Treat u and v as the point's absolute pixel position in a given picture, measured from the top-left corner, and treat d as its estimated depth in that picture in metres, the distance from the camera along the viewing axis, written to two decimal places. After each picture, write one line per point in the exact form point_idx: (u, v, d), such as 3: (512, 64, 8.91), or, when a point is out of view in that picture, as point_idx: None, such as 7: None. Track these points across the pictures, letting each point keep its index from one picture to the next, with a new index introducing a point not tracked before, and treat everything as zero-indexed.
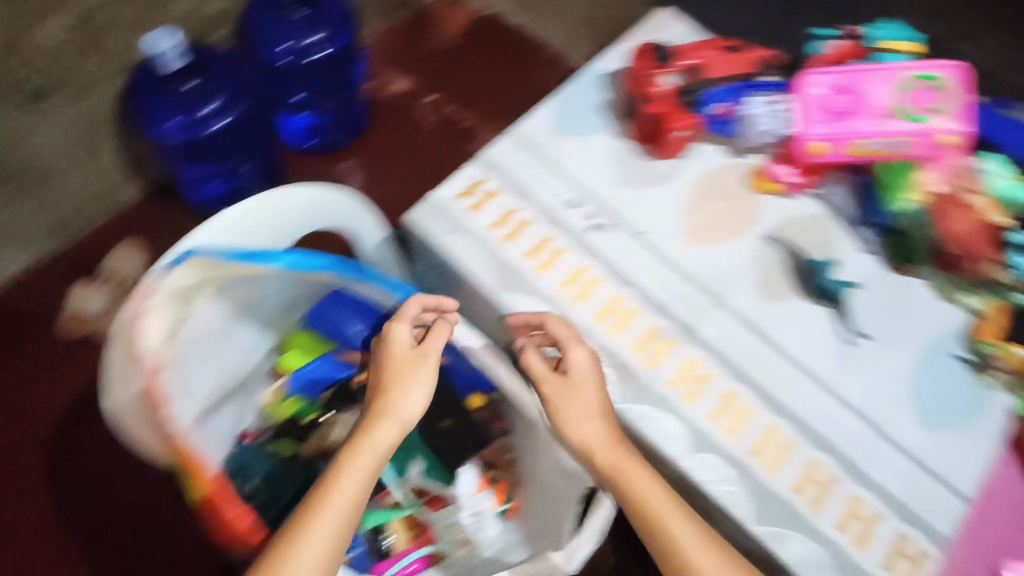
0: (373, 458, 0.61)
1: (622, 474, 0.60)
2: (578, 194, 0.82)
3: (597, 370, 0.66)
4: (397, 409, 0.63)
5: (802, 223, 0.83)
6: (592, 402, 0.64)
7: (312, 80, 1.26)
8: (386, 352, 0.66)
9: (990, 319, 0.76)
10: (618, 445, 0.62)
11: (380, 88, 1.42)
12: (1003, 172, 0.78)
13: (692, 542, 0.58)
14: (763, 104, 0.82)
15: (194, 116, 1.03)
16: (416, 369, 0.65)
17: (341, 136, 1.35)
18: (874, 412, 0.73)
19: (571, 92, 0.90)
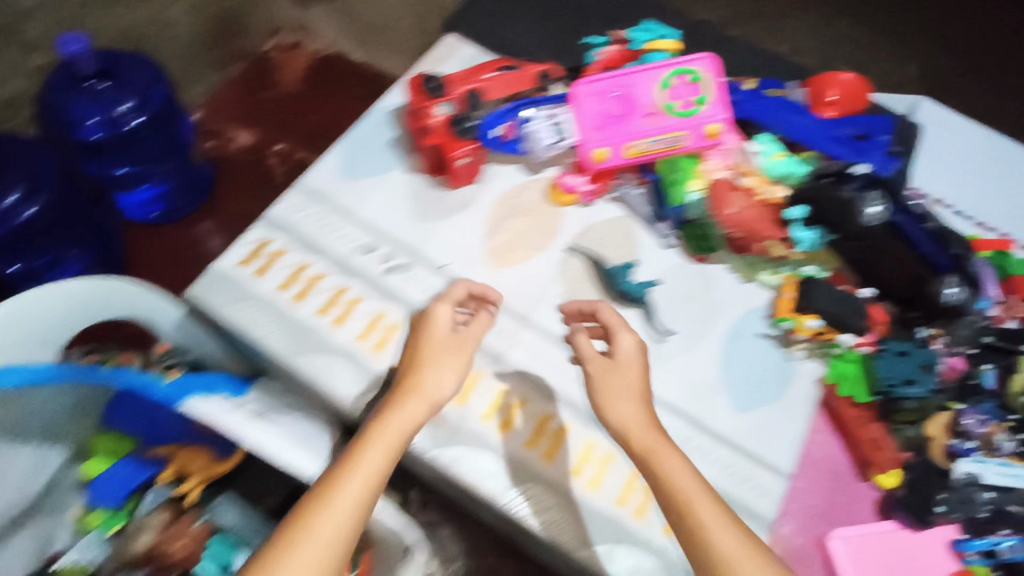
0: (399, 442, 0.56)
1: (654, 448, 0.57)
2: (372, 237, 0.78)
3: (642, 355, 0.64)
4: (431, 393, 0.60)
5: (604, 229, 0.84)
6: (636, 372, 0.62)
7: (125, 150, 1.13)
8: (422, 329, 0.66)
9: (785, 295, 0.78)
10: (650, 428, 0.58)
11: (224, 145, 1.31)
12: (772, 150, 0.81)
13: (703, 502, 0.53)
14: (544, 121, 0.81)
15: None
16: (451, 356, 0.64)
17: (185, 202, 1.23)
18: (691, 406, 0.74)
19: (359, 133, 0.86)
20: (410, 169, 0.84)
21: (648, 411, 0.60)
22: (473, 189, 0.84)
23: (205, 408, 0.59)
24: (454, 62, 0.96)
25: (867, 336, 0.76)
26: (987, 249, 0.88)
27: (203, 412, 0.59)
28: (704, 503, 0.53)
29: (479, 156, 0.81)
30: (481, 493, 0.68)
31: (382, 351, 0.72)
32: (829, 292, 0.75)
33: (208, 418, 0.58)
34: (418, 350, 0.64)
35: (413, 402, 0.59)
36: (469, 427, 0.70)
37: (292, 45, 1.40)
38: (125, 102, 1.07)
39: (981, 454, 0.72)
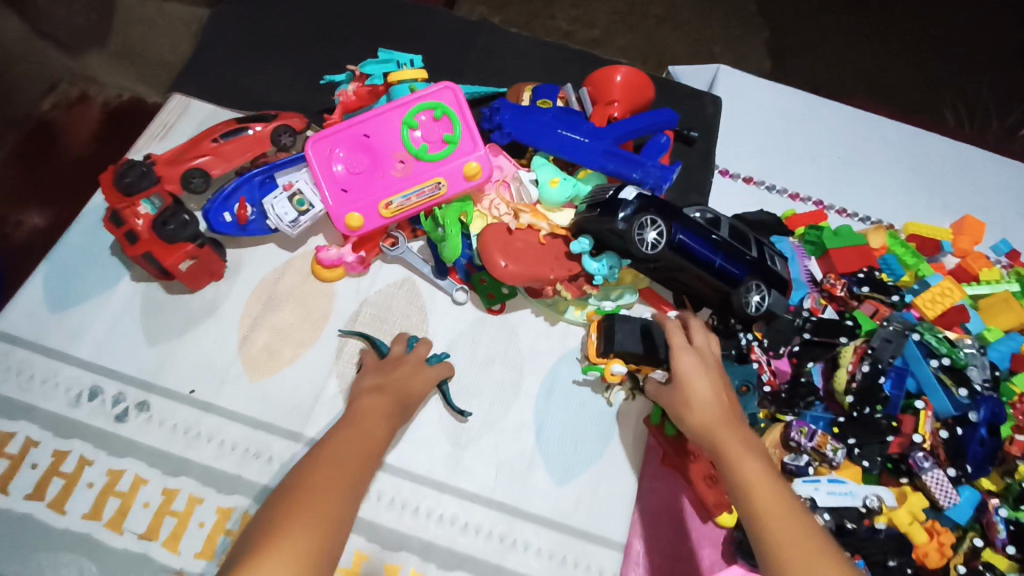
0: (374, 430, 0.54)
1: (725, 449, 0.52)
2: (94, 382, 0.65)
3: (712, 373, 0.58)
4: (405, 387, 0.61)
5: (387, 296, 0.73)
6: (705, 385, 0.56)
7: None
8: (396, 364, 0.64)
9: (590, 338, 0.69)
10: (718, 429, 0.54)
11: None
12: (552, 173, 0.71)
13: (769, 484, 0.48)
14: (282, 193, 0.69)
15: None
16: (419, 375, 0.64)
17: None
18: (506, 491, 0.65)
19: (65, 250, 0.71)
20: (139, 278, 0.71)
21: (728, 417, 0.55)
22: (224, 285, 0.72)
23: None
24: (189, 124, 0.82)
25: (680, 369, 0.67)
26: (801, 227, 0.82)
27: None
28: (776, 489, 0.48)
29: (209, 253, 0.68)
30: None
31: (123, 524, 0.60)
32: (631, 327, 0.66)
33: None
34: (403, 371, 0.63)
35: (386, 395, 0.59)
36: None
37: (79, 97, 0.82)
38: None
39: (814, 468, 0.66)
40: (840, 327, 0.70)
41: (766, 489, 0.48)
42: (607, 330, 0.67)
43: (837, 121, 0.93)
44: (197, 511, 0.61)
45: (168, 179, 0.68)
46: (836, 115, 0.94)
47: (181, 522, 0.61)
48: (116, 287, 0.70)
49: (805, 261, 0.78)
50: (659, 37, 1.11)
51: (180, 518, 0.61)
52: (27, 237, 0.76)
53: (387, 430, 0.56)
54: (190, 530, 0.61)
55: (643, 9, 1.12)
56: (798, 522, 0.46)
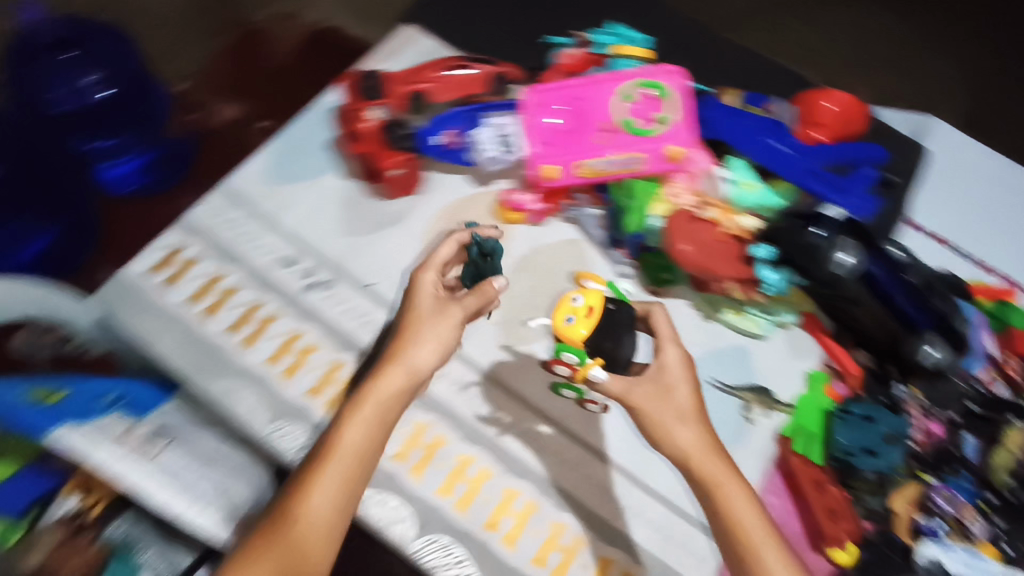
0: (380, 419, 0.54)
1: (718, 480, 0.53)
2: (293, 249, 0.73)
3: (683, 372, 0.57)
4: (410, 368, 0.55)
5: (554, 251, 0.76)
6: (682, 392, 0.56)
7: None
8: (413, 314, 0.58)
9: (590, 309, 0.57)
10: (710, 455, 0.54)
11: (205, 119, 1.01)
12: (745, 177, 0.73)
13: (756, 526, 0.51)
14: (493, 131, 0.74)
15: None
16: (441, 327, 0.57)
17: (170, 174, 0.96)
18: (629, 456, 0.67)
19: (294, 133, 0.79)
20: (347, 176, 0.77)
21: (720, 450, 0.54)
22: (412, 202, 0.76)
23: (77, 437, 0.52)
24: (413, 53, 0.87)
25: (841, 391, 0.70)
26: (986, 296, 0.77)
27: (75, 446, 0.51)
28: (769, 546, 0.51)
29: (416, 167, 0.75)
30: (386, 538, 0.62)
31: (293, 377, 0.66)
32: (630, 346, 0.58)
33: (80, 454, 0.51)
34: (406, 335, 0.57)
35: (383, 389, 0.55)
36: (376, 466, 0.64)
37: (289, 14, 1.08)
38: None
39: (949, 535, 0.63)
40: (1007, 406, 0.67)
41: (756, 537, 0.51)
42: (606, 331, 0.57)
43: None
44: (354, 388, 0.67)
45: (390, 95, 0.74)
46: None
47: (340, 391, 0.66)
48: (326, 175, 0.76)
49: (985, 332, 0.73)
50: (857, 74, 1.07)
51: (341, 387, 0.66)
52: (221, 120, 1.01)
53: (373, 433, 0.54)
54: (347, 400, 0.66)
55: (848, 46, 1.10)
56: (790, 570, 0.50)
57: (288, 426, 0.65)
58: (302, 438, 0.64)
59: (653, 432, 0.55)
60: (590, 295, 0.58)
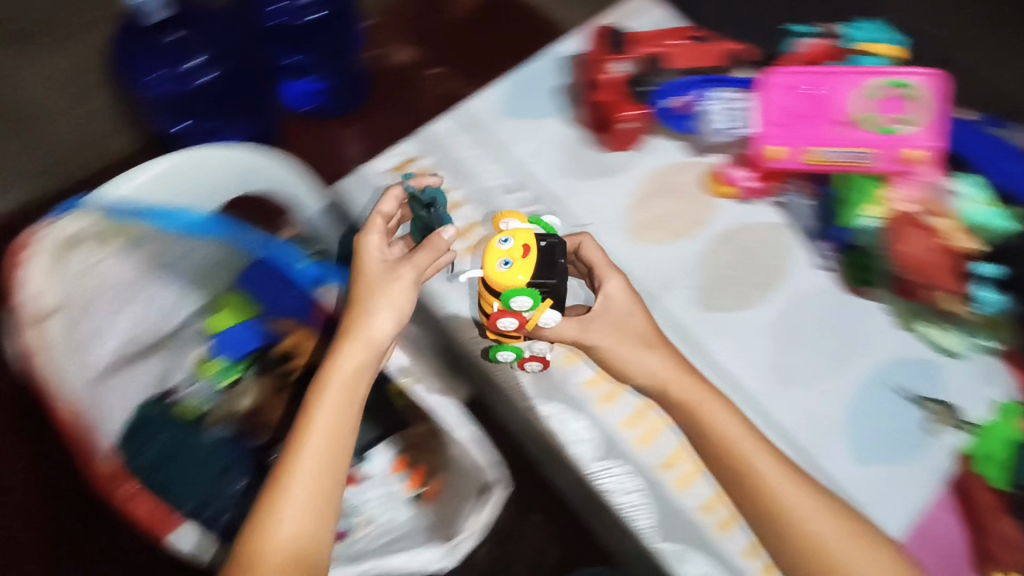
0: (347, 393, 0.56)
1: (696, 404, 0.63)
2: (517, 179, 0.78)
3: (626, 303, 0.66)
4: (370, 338, 0.58)
5: (758, 232, 0.77)
6: (636, 317, 0.66)
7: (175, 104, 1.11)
8: (365, 288, 0.59)
9: (520, 254, 0.57)
10: (684, 379, 0.64)
11: (384, 56, 1.21)
12: (977, 196, 0.72)
13: (738, 436, 0.61)
14: (727, 102, 0.75)
15: (178, 69, 1.05)
16: (399, 296, 0.59)
17: (345, 102, 1.16)
18: (802, 434, 0.70)
19: (529, 72, 0.84)
20: (569, 122, 0.81)
21: (698, 382, 0.64)
22: (629, 157, 0.79)
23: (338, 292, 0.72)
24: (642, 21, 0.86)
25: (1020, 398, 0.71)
26: None
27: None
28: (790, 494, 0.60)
29: (649, 123, 0.79)
30: (568, 455, 0.67)
31: None
32: (567, 274, 0.59)
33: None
34: (360, 306, 0.58)
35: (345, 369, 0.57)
36: (569, 389, 0.69)
37: None
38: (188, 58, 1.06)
39: None
40: None
41: (746, 450, 0.61)
42: (545, 267, 0.58)
43: None
44: None
45: (634, 52, 0.78)
46: None
47: None
48: (553, 118, 0.81)
49: None
50: None
51: None
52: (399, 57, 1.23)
53: (346, 413, 0.56)
54: None
55: None
56: (796, 480, 0.61)
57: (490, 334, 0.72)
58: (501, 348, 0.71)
59: (619, 364, 0.66)
60: (520, 235, 0.58)
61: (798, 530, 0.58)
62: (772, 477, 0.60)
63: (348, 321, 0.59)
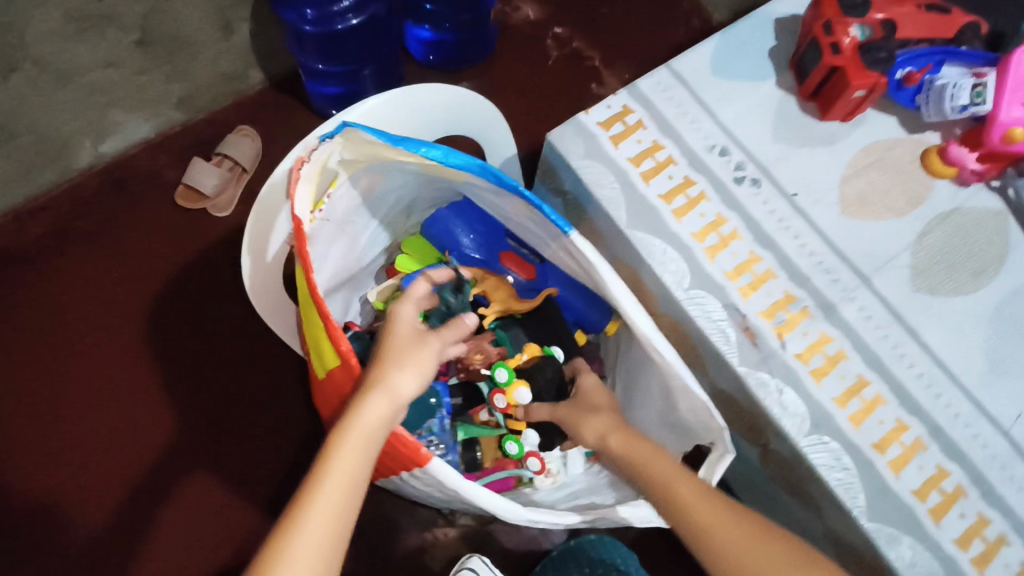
0: (366, 445, 0.53)
1: (628, 446, 0.63)
2: (728, 141, 0.76)
3: (591, 386, 0.71)
4: (395, 394, 0.54)
5: (977, 217, 0.75)
6: (602, 397, 0.70)
7: (324, 45, 1.17)
8: (390, 345, 0.58)
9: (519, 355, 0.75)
10: (640, 443, 0.63)
11: (512, 12, 1.43)
12: None
13: (684, 487, 0.58)
14: (969, 79, 0.72)
15: (328, 9, 1.10)
16: (422, 353, 0.58)
17: (469, 56, 1.37)
18: (1018, 430, 0.67)
19: (740, 31, 0.82)
20: (781, 85, 0.79)
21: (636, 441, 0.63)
22: (845, 128, 0.78)
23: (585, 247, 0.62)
24: None
25: None
26: None
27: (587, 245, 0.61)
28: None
29: (875, 95, 0.74)
30: (779, 428, 0.66)
31: (715, 255, 0.71)
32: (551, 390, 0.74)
33: (590, 252, 0.61)
34: (385, 360, 0.56)
35: (371, 424, 0.53)
36: (782, 360, 0.67)
37: None
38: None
39: None
40: None
41: (712, 521, 0.56)
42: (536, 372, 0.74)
43: None
44: (768, 283, 0.70)
45: (868, 18, 0.74)
46: None
47: (755, 281, 0.70)
48: (765, 81, 0.79)
49: None
50: None
51: (757, 278, 0.70)
52: (526, 19, 1.44)
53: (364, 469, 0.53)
54: (762, 291, 0.70)
55: None
56: (745, 537, 0.55)
57: (702, 296, 0.69)
58: (713, 312, 0.69)
59: (572, 430, 0.69)
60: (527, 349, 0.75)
61: None
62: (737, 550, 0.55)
63: (370, 372, 0.56)
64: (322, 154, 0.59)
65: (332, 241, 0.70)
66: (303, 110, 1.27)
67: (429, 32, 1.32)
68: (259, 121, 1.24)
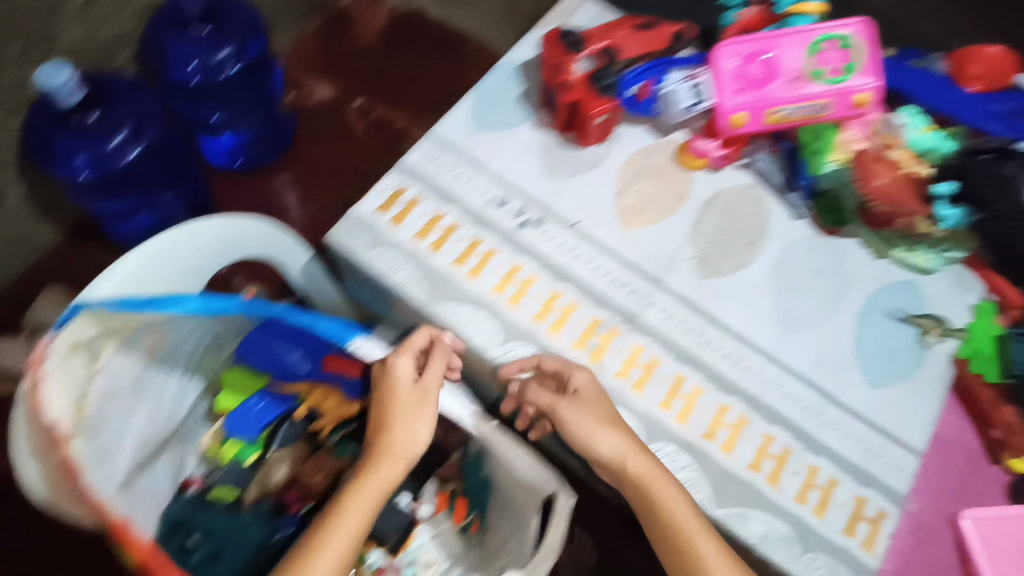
0: (357, 526, 0.57)
1: (651, 475, 0.57)
2: (504, 191, 0.79)
3: (598, 394, 0.63)
4: (396, 452, 0.61)
5: (734, 195, 0.82)
6: (597, 399, 0.63)
7: (105, 185, 1.07)
8: (394, 398, 0.62)
9: None
10: (644, 462, 0.59)
11: (304, 96, 1.41)
12: (918, 124, 0.79)
13: (645, 468, 0.58)
14: (684, 80, 0.80)
15: (102, 151, 0.98)
16: (417, 416, 0.62)
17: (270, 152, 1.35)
18: (820, 376, 0.73)
19: (488, 86, 0.86)
20: (538, 124, 0.84)
21: (640, 448, 0.60)
22: (604, 148, 0.83)
23: (372, 349, 0.63)
24: (582, 18, 0.92)
25: (1005, 294, 0.77)
26: None
27: (362, 345, 0.62)
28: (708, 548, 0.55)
29: (616, 113, 0.81)
30: None
31: (518, 304, 0.73)
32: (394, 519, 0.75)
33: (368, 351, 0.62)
34: (393, 419, 0.62)
35: (380, 471, 0.60)
36: (605, 383, 0.70)
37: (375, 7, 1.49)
38: (116, 134, 0.98)
39: None
40: None
41: (671, 497, 0.57)
42: None
43: None
44: (574, 314, 0.73)
45: (588, 48, 0.79)
46: None
47: (562, 316, 0.73)
48: (521, 126, 0.84)
49: None
50: None
51: (563, 312, 0.73)
52: (320, 99, 1.41)
53: (371, 513, 0.58)
54: (571, 324, 0.73)
55: None
56: (687, 516, 0.56)
57: (519, 347, 0.71)
58: (532, 358, 0.71)
59: (575, 438, 0.61)
60: None
61: None
62: (688, 522, 0.56)
63: (371, 457, 0.61)
64: (67, 341, 0.56)
65: (125, 415, 0.65)
66: (112, 253, 1.18)
67: (229, 138, 1.28)
68: (66, 278, 1.15)
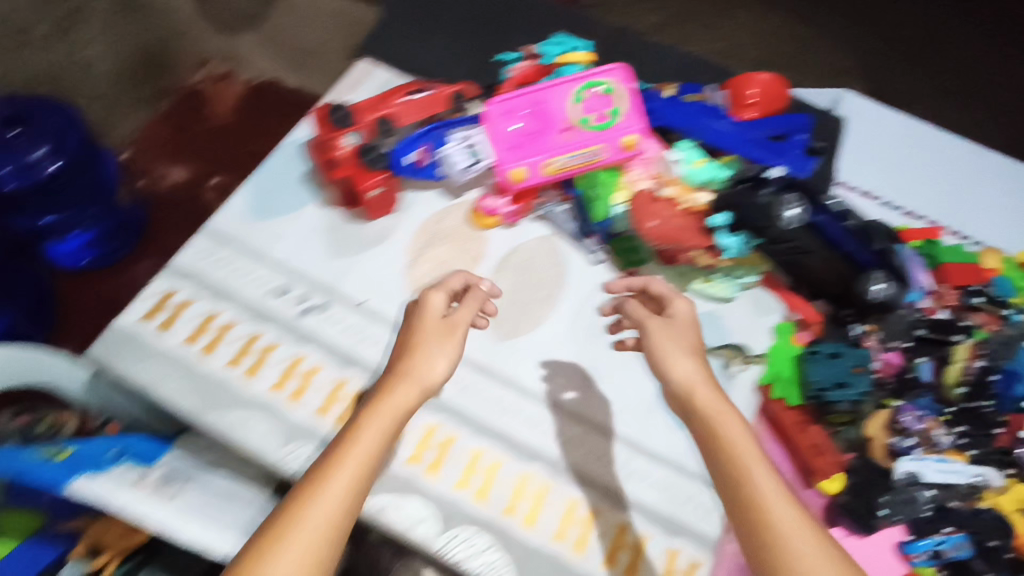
0: (372, 451, 0.51)
1: (718, 410, 0.54)
2: (286, 279, 0.76)
3: (689, 322, 0.61)
4: (418, 381, 0.57)
5: (530, 250, 0.81)
6: (686, 317, 0.61)
7: None
8: (423, 331, 0.60)
9: None
10: (709, 389, 0.56)
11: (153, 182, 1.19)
12: (692, 158, 0.80)
13: (714, 403, 0.55)
14: (459, 142, 0.79)
15: None
16: (443, 348, 0.59)
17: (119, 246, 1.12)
18: (624, 427, 0.71)
19: (270, 168, 0.83)
20: (324, 203, 0.81)
21: (706, 370, 0.58)
22: (394, 219, 0.81)
23: (97, 488, 0.55)
24: (372, 84, 0.91)
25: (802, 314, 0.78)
26: (916, 240, 0.86)
27: (92, 492, 0.54)
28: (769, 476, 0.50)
29: (394, 184, 0.80)
30: (412, 540, 0.64)
31: (300, 399, 0.69)
32: None
33: (99, 498, 0.54)
34: (416, 346, 0.59)
35: (403, 392, 0.56)
36: (396, 470, 0.67)
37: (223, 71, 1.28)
38: None
39: (921, 450, 0.71)
40: (953, 327, 0.75)
41: (740, 439, 0.53)
42: None
43: (952, 151, 0.97)
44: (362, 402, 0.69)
45: (356, 123, 0.78)
46: (950, 145, 0.98)
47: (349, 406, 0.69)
48: (305, 207, 0.80)
49: (922, 270, 0.80)
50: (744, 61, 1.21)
51: (349, 402, 0.69)
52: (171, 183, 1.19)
53: (383, 440, 0.53)
54: None
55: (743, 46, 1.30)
56: (745, 436, 0.53)
57: (300, 447, 0.66)
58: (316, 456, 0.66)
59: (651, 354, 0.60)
60: None
61: (765, 520, 0.48)
62: (739, 442, 0.52)
63: (392, 378, 0.57)
64: None
65: None
66: None
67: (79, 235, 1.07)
68: None
